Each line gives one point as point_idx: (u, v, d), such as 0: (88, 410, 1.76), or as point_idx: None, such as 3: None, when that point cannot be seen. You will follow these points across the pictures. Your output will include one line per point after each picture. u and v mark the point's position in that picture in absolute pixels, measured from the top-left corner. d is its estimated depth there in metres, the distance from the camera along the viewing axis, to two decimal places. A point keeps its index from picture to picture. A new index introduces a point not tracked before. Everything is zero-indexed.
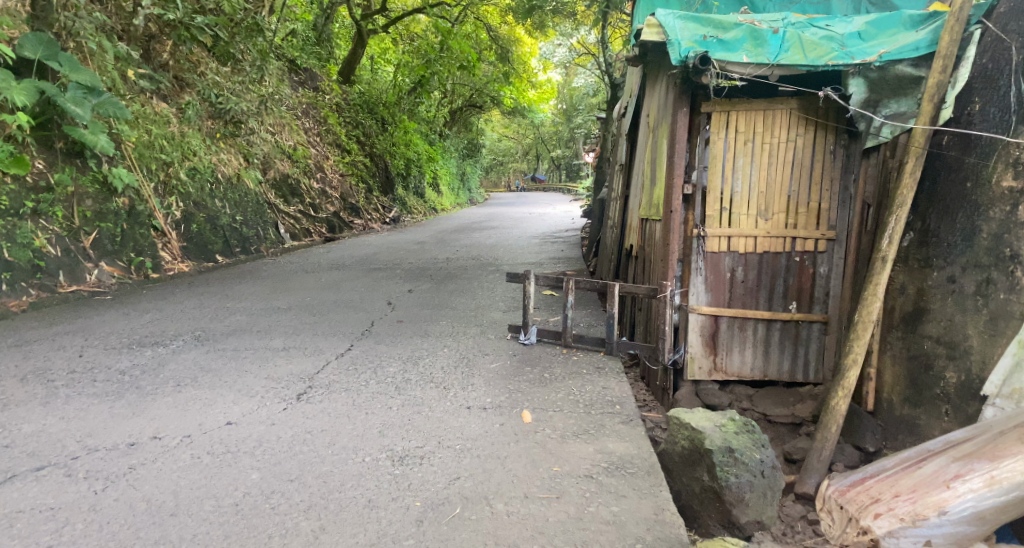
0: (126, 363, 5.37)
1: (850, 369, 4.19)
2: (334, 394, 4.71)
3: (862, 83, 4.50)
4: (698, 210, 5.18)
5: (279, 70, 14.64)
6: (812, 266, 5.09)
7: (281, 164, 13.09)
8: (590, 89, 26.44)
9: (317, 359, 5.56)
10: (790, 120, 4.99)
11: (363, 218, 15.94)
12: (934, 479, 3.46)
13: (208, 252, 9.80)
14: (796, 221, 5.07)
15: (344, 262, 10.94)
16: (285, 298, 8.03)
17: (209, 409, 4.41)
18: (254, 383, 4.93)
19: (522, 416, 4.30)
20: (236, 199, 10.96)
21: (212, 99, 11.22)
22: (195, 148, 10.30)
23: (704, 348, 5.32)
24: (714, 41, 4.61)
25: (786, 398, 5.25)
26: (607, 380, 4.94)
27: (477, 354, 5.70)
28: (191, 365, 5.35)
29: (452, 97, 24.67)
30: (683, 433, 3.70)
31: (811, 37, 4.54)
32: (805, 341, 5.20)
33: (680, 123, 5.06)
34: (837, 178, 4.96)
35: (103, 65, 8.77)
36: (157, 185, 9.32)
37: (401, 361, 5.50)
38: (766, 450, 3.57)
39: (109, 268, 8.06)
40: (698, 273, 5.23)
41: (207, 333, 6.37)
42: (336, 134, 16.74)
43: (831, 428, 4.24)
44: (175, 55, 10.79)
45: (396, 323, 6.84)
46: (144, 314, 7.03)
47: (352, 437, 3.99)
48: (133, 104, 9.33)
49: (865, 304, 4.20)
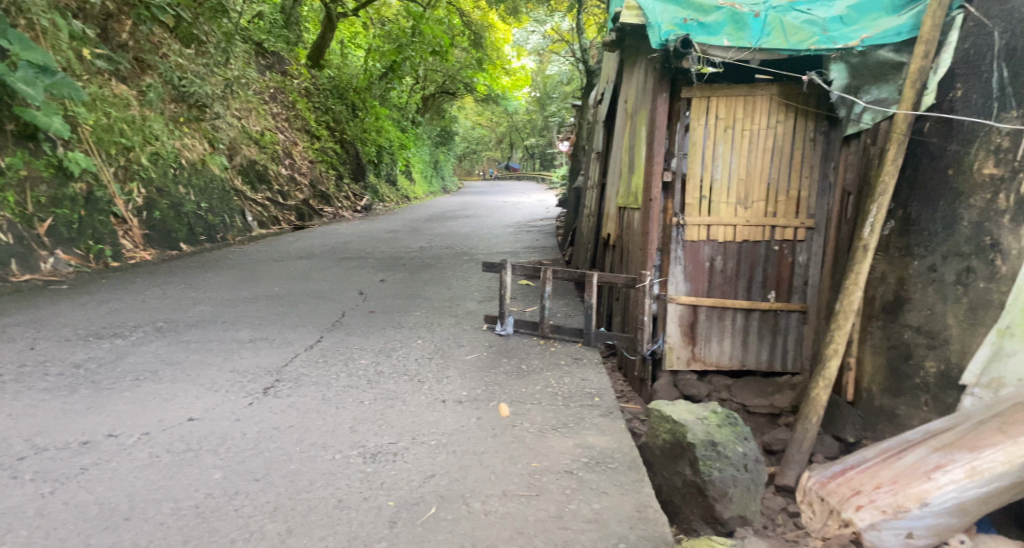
0: (81, 356, 5.10)
1: (830, 360, 4.15)
2: (303, 388, 4.53)
3: (843, 69, 4.42)
4: (677, 198, 5.10)
5: (246, 53, 14.17)
6: (791, 255, 5.05)
7: (248, 150, 12.69)
8: (564, 77, 26.26)
9: (285, 351, 5.36)
10: (771, 106, 4.91)
11: (333, 206, 15.62)
12: (915, 470, 3.42)
13: (171, 241, 9.44)
14: (775, 210, 5.01)
15: (315, 251, 10.66)
16: (252, 288, 7.76)
17: (169, 405, 4.18)
18: (219, 376, 4.71)
19: (500, 409, 4.17)
20: (201, 185, 10.58)
21: (175, 82, 10.79)
22: (157, 132, 9.92)
23: (683, 338, 5.24)
24: (695, 25, 4.50)
25: (764, 388, 5.22)
26: (586, 372, 4.84)
27: (452, 345, 5.55)
28: (151, 358, 5.09)
29: (425, 82, 24.28)
30: (665, 426, 3.63)
31: (793, 21, 4.46)
32: (784, 331, 5.16)
33: (660, 109, 4.94)
34: (817, 166, 4.91)
35: (58, 45, 8.33)
36: (117, 171, 8.94)
37: (373, 353, 5.32)
38: (748, 443, 3.51)
39: (66, 256, 7.68)
40: (677, 262, 5.14)
41: (169, 324, 6.11)
42: (305, 119, 16.32)
43: (811, 418, 4.19)
44: (135, 35, 10.32)
45: (368, 314, 6.65)
46: (102, 304, 6.72)
47: (322, 434, 3.81)
48: (90, 85, 8.96)
49: (846, 294, 4.15)
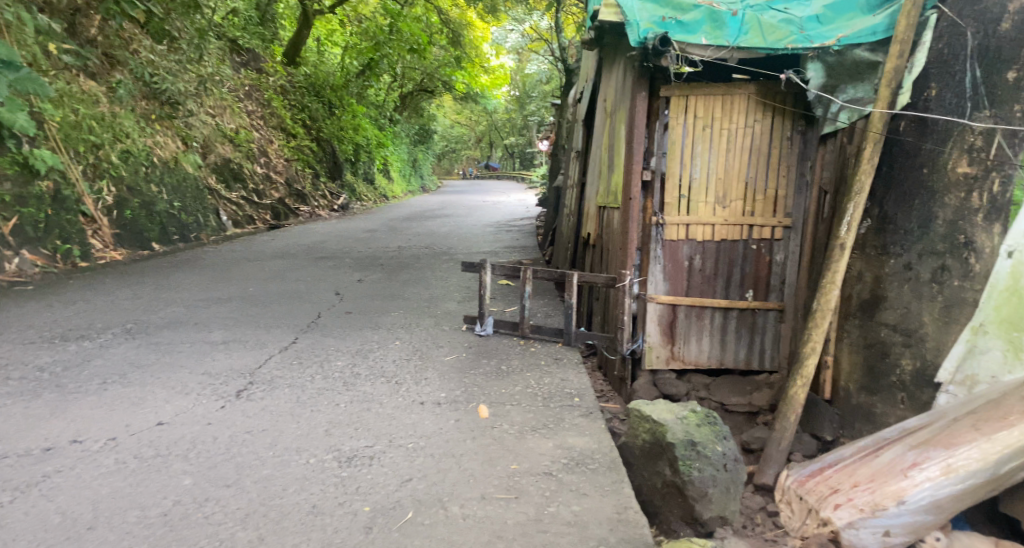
0: (46, 359, 4.93)
1: (808, 358, 4.16)
2: (277, 390, 4.43)
3: (820, 68, 4.42)
4: (656, 197, 5.08)
5: (220, 50, 13.92)
6: (769, 254, 5.06)
7: (222, 148, 12.46)
8: (543, 77, 26.27)
9: (259, 353, 5.24)
10: (749, 105, 4.91)
11: (310, 205, 15.41)
12: (892, 468, 3.44)
13: (143, 240, 9.23)
14: (753, 209, 5.02)
15: (291, 250, 10.50)
16: (226, 288, 7.61)
17: (138, 408, 4.05)
18: (190, 379, 4.59)
19: (479, 411, 4.11)
20: (174, 183, 10.36)
21: (146, 79, 10.54)
22: (127, 130, 9.69)
23: (662, 337, 5.23)
24: (673, 23, 4.49)
25: (742, 386, 5.20)
26: (566, 372, 4.80)
27: (431, 346, 5.47)
28: (119, 361, 4.95)
29: (403, 81, 24.12)
30: (645, 426, 3.60)
31: (770, 21, 4.47)
32: (761, 329, 5.17)
33: (639, 107, 4.92)
34: (795, 165, 4.92)
35: (22, 39, 8.10)
36: (85, 169, 8.71)
37: (350, 355, 5.23)
38: (727, 442, 3.49)
39: (32, 256, 7.46)
40: (656, 261, 5.13)
41: (139, 326, 5.95)
42: (281, 116, 16.09)
43: (789, 417, 4.19)
44: (104, 31, 10.07)
45: (345, 315, 6.55)
46: (70, 305, 6.53)
47: (296, 438, 3.72)
48: (57, 81, 8.72)
49: (823, 292, 4.17)
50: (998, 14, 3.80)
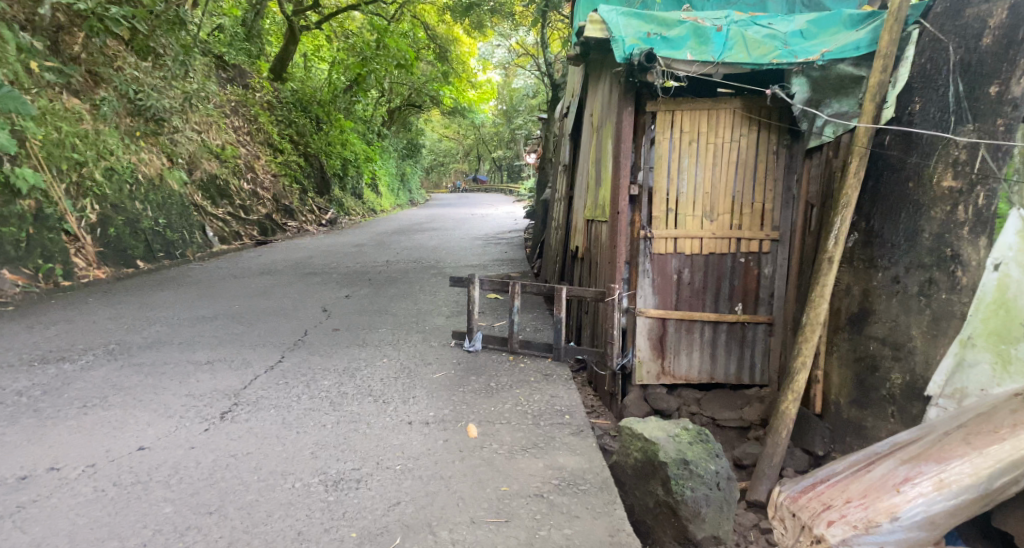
0: (24, 383, 4.82)
1: (799, 373, 4.14)
2: (262, 411, 4.35)
3: (804, 83, 4.46)
4: (644, 211, 5.07)
5: (205, 66, 13.87)
6: (757, 267, 5.06)
7: (208, 164, 12.37)
8: (530, 91, 26.44)
9: (244, 373, 5.15)
10: (734, 119, 4.93)
11: (297, 220, 15.33)
12: (885, 483, 3.42)
13: (127, 258, 9.11)
14: (740, 222, 5.03)
15: (277, 266, 10.41)
16: (211, 306, 7.51)
17: (119, 432, 3.96)
18: (172, 401, 4.50)
19: (468, 430, 4.05)
20: (159, 201, 10.25)
21: (131, 96, 10.44)
22: (112, 147, 9.61)
23: (652, 352, 5.20)
24: (658, 38, 4.50)
25: (733, 401, 5.17)
26: (556, 388, 4.75)
27: (419, 363, 5.41)
28: (100, 383, 4.84)
29: (390, 96, 24.17)
30: (636, 445, 3.55)
31: (755, 36, 4.49)
32: (751, 342, 5.15)
33: (625, 122, 4.92)
34: (781, 179, 4.94)
35: (5, 58, 8.04)
36: (68, 187, 8.61)
37: (337, 373, 5.15)
38: (720, 460, 3.45)
39: (13, 276, 7.35)
40: (645, 275, 5.12)
41: (121, 346, 5.84)
42: (267, 132, 16.03)
43: (782, 432, 4.16)
44: (87, 48, 9.96)
45: (332, 332, 6.48)
46: (50, 326, 6.41)
47: (281, 461, 3.64)
48: (39, 100, 8.64)
49: (813, 306, 4.16)
50: (979, 29, 3.82)
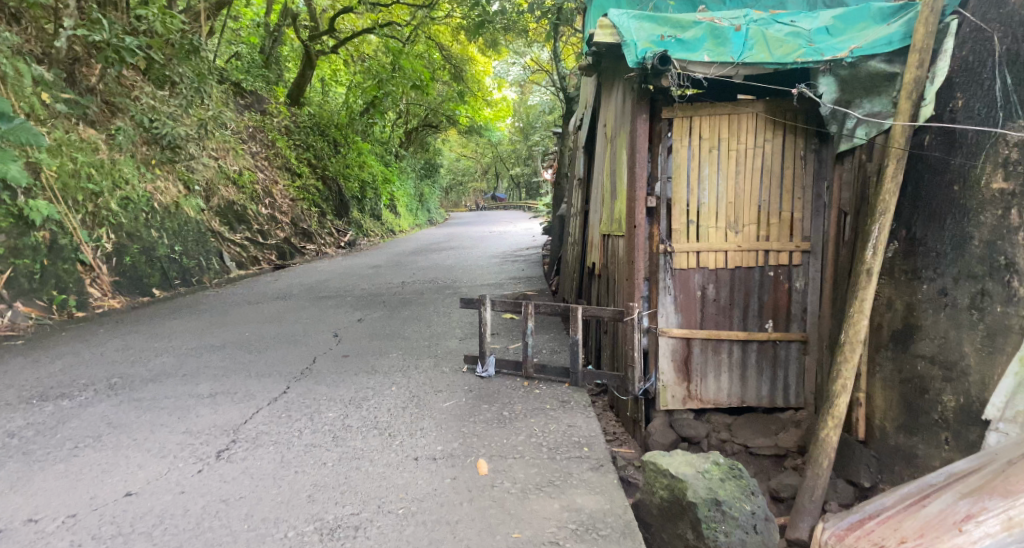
0: (19, 423, 4.64)
1: (839, 396, 3.74)
2: (260, 449, 4.12)
3: (832, 82, 4.15)
4: (663, 223, 4.77)
5: (222, 93, 13.91)
6: (788, 281, 4.71)
7: (225, 190, 12.30)
8: (546, 107, 26.28)
9: (245, 406, 4.91)
10: (758, 123, 4.62)
11: (316, 243, 15.21)
12: (943, 521, 3.04)
13: (142, 287, 9.00)
14: (768, 233, 4.69)
15: (292, 290, 10.24)
16: (221, 334, 7.33)
17: (106, 476, 3.81)
18: (168, 440, 4.29)
19: (478, 467, 3.75)
20: (175, 228, 10.13)
21: (147, 124, 10.38)
22: (127, 176, 9.55)
23: (677, 375, 4.84)
24: (672, 41, 4.25)
25: (768, 426, 4.77)
26: (573, 417, 4.44)
27: (429, 391, 5.13)
28: (97, 421, 4.65)
29: (407, 117, 24.22)
30: (662, 482, 3.21)
31: (776, 34, 4.21)
32: (784, 363, 4.77)
33: (640, 130, 4.66)
34: (810, 186, 4.61)
35: (20, 90, 8.12)
36: (84, 218, 8.54)
37: (343, 405, 4.88)
38: (755, 499, 3.10)
39: (26, 308, 7.27)
40: (667, 292, 4.79)
41: (124, 380, 5.65)
42: (285, 156, 15.97)
43: (823, 462, 3.74)
44: (104, 79, 9.98)
45: (341, 358, 6.23)
46: (56, 360, 6.25)
47: (275, 506, 3.43)
48: (55, 131, 8.60)
49: (852, 322, 3.79)
50: None
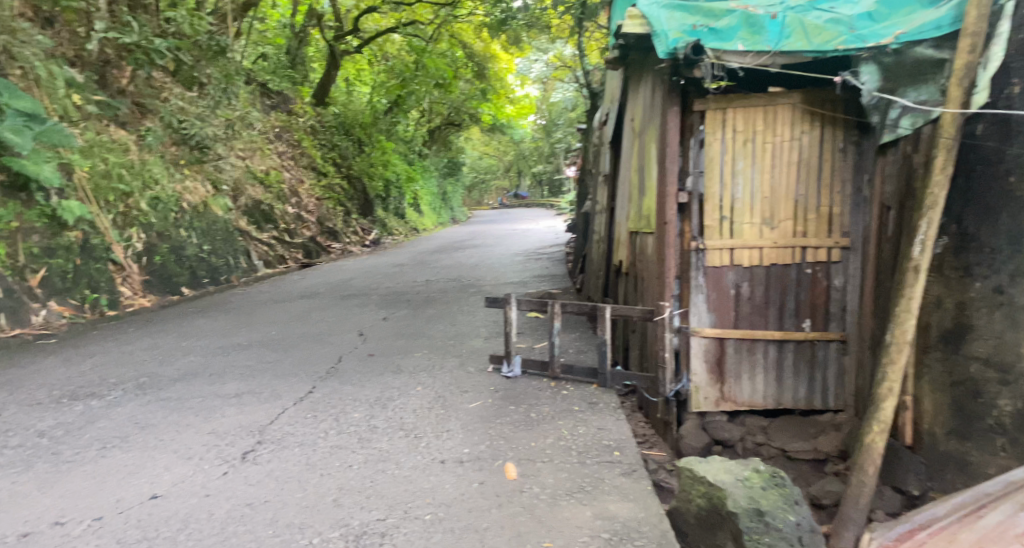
0: (50, 422, 4.67)
1: (885, 400, 3.54)
2: (285, 451, 4.09)
3: (874, 71, 3.97)
4: (695, 220, 4.61)
5: (248, 94, 14.02)
6: (826, 279, 4.53)
7: (252, 190, 12.37)
8: (568, 103, 26.12)
9: (271, 407, 4.87)
10: (794, 115, 4.45)
11: (341, 242, 15.25)
12: (1002, 534, 2.84)
13: (172, 285, 9.06)
14: (805, 229, 4.51)
15: (317, 289, 10.25)
16: (247, 333, 7.33)
17: (133, 478, 3.82)
18: (194, 441, 4.28)
19: (506, 471, 3.67)
20: (203, 227, 10.18)
21: (176, 125, 10.49)
22: (157, 176, 9.62)
23: (710, 377, 4.66)
24: (705, 31, 4.11)
25: (805, 429, 4.58)
26: (603, 419, 4.32)
27: (455, 392, 5.04)
28: (125, 421, 4.65)
29: (431, 115, 24.20)
30: (700, 490, 3.08)
31: (815, 21, 4.03)
32: (822, 364, 4.58)
33: (670, 123, 4.51)
34: (849, 179, 4.43)
35: (54, 93, 8.27)
36: (115, 218, 8.61)
37: (368, 405, 4.82)
38: (800, 509, 2.94)
39: (59, 308, 7.34)
40: (699, 291, 4.63)
41: (152, 379, 5.66)
42: (311, 156, 16.03)
43: (868, 470, 3.54)
44: (134, 81, 10.09)
45: (366, 358, 6.18)
46: (87, 359, 6.29)
47: (299, 511, 3.39)
48: (87, 132, 8.71)
49: (898, 322, 3.58)
50: None
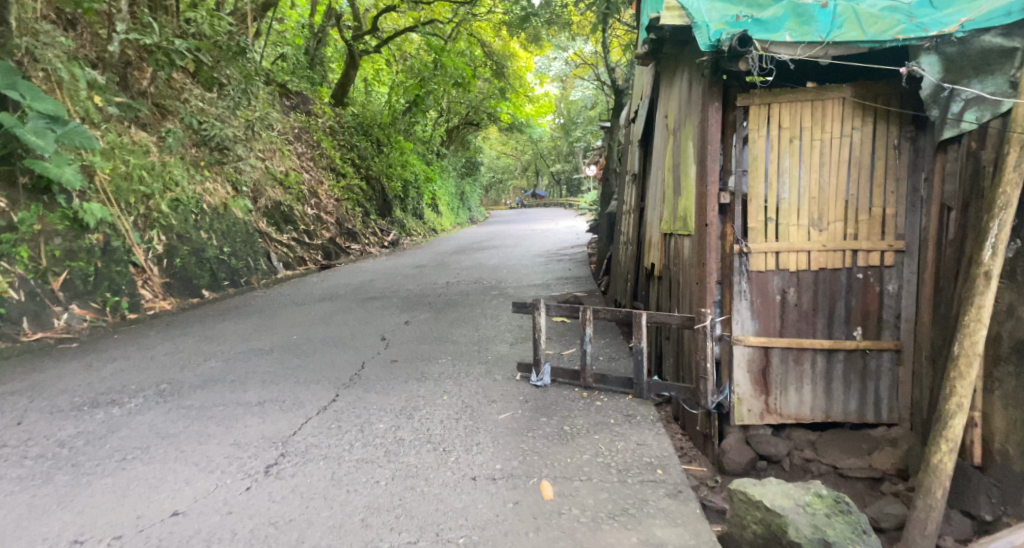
0: (70, 431, 4.55)
1: (953, 417, 3.30)
2: (309, 465, 3.92)
3: (936, 62, 3.71)
4: (738, 222, 4.36)
5: (268, 94, 13.94)
6: (879, 284, 4.26)
7: (272, 191, 12.28)
8: (587, 102, 25.82)
9: (294, 416, 4.71)
10: (845, 110, 4.18)
11: (360, 243, 15.13)
12: None
13: (192, 288, 8.97)
14: (856, 231, 4.25)
15: (338, 291, 10.11)
16: (269, 338, 7.19)
17: (153, 493, 3.67)
18: (215, 453, 4.12)
19: (542, 490, 3.49)
20: (223, 229, 10.09)
21: (196, 126, 10.41)
22: (177, 178, 9.53)
23: (754, 388, 4.42)
24: (750, 22, 3.87)
25: (858, 445, 4.31)
26: (642, 434, 4.11)
27: (483, 401, 4.84)
28: (146, 431, 4.51)
29: (448, 115, 24.02)
30: (756, 515, 2.85)
31: (869, 9, 3.78)
32: (874, 375, 4.32)
33: (712, 119, 4.26)
34: (905, 178, 4.16)
35: (75, 96, 8.21)
36: (136, 220, 8.53)
37: (393, 415, 4.64)
38: (869, 540, 2.73)
39: (81, 311, 7.24)
40: (742, 297, 4.38)
41: (173, 386, 5.53)
42: (330, 157, 15.92)
43: (936, 492, 3.31)
44: (155, 83, 10.03)
45: (390, 364, 6.01)
46: (108, 364, 6.18)
47: (327, 532, 3.23)
48: (108, 134, 8.64)
49: (967, 333, 3.32)
50: None
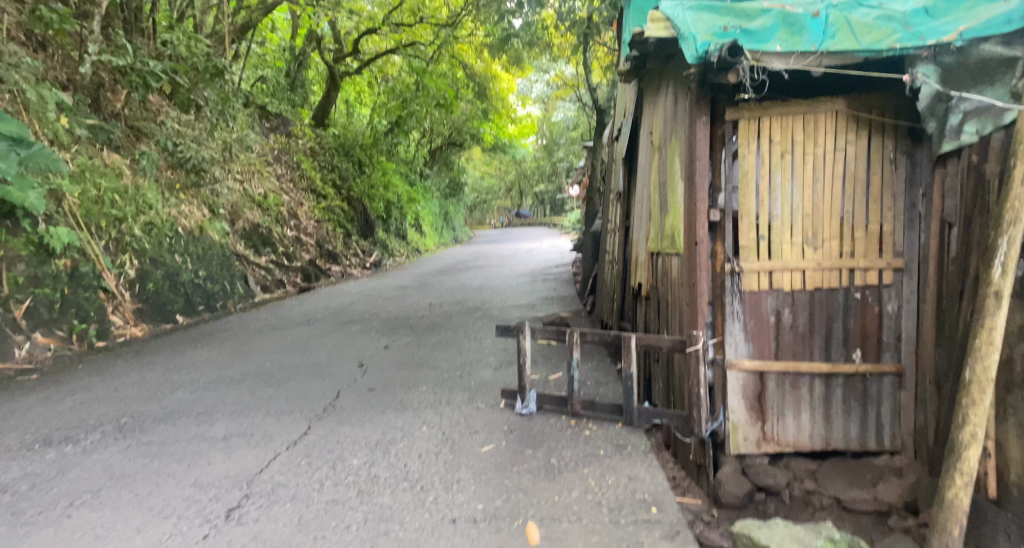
0: (16, 474, 4.19)
1: (969, 448, 3.10)
2: (276, 507, 3.61)
3: (934, 71, 3.58)
4: (729, 240, 4.16)
5: (246, 115, 13.66)
6: (877, 304, 4.07)
7: (250, 213, 11.95)
8: (570, 123, 25.81)
9: (262, 451, 4.39)
10: (838, 123, 4.02)
11: (341, 265, 14.80)
12: None
13: (165, 313, 8.61)
14: (853, 248, 4.06)
15: (316, 315, 9.77)
16: (242, 365, 6.84)
17: (102, 543, 3.34)
18: (174, 495, 3.79)
19: (528, 534, 3.23)
20: (199, 252, 9.69)
21: (171, 148, 10.06)
22: (151, 201, 9.14)
23: (750, 414, 4.19)
24: (738, 33, 3.65)
25: (861, 475, 4.07)
26: (634, 467, 3.86)
27: (465, 432, 4.56)
28: (100, 472, 4.17)
29: (432, 136, 23.87)
30: None
31: (861, 19, 3.64)
32: (876, 399, 4.11)
33: (700, 134, 4.07)
34: (901, 194, 3.99)
35: (42, 117, 7.87)
36: (107, 244, 8.18)
37: (369, 449, 4.33)
38: None
39: (44, 339, 6.86)
40: (735, 319, 4.17)
41: (135, 420, 5.17)
42: (310, 178, 15.62)
43: (952, 530, 3.13)
44: (129, 104, 9.71)
45: (367, 393, 5.69)
46: (68, 397, 5.80)
47: None
48: (78, 156, 8.30)
49: (978, 357, 3.13)
50: None
